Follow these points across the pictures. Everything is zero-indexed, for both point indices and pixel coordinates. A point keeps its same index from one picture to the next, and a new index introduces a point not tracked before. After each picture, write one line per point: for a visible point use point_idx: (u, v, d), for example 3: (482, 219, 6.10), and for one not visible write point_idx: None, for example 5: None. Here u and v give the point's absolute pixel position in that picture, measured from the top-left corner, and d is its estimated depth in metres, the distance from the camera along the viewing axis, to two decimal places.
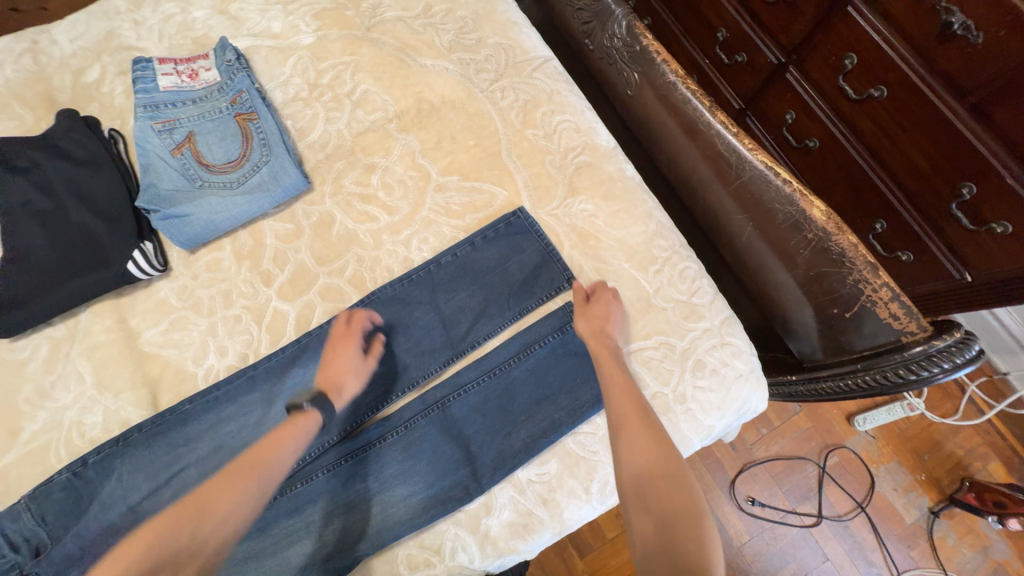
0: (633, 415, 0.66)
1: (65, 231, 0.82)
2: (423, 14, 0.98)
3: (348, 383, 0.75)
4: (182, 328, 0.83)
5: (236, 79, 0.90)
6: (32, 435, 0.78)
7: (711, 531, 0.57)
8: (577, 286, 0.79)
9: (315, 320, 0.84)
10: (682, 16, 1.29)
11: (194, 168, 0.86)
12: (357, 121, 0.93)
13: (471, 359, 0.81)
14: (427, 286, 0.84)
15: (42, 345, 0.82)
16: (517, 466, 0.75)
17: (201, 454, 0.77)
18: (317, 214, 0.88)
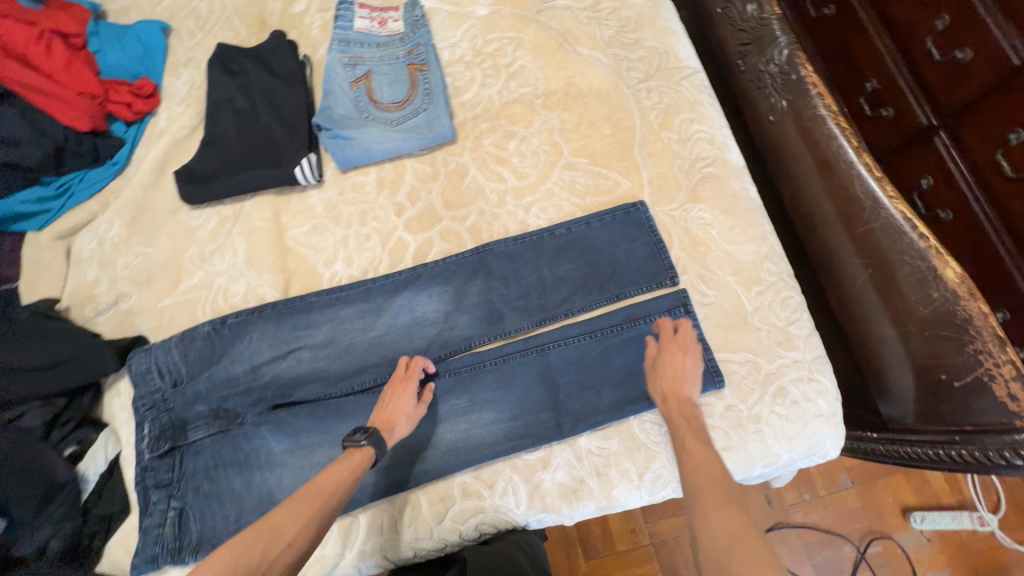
0: (709, 485, 0.58)
1: (253, 131, 0.97)
2: (591, 7, 1.04)
3: (400, 426, 0.74)
4: (320, 234, 0.96)
5: (417, 33, 1.02)
6: (188, 288, 0.93)
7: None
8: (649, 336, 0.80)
9: (430, 256, 0.93)
10: (827, 56, 1.17)
11: (365, 102, 0.98)
12: (509, 91, 1.01)
13: (560, 325, 0.86)
14: (535, 250, 0.90)
15: (212, 218, 0.96)
16: (600, 421, 0.80)
17: (316, 341, 0.87)
18: (454, 164, 0.97)
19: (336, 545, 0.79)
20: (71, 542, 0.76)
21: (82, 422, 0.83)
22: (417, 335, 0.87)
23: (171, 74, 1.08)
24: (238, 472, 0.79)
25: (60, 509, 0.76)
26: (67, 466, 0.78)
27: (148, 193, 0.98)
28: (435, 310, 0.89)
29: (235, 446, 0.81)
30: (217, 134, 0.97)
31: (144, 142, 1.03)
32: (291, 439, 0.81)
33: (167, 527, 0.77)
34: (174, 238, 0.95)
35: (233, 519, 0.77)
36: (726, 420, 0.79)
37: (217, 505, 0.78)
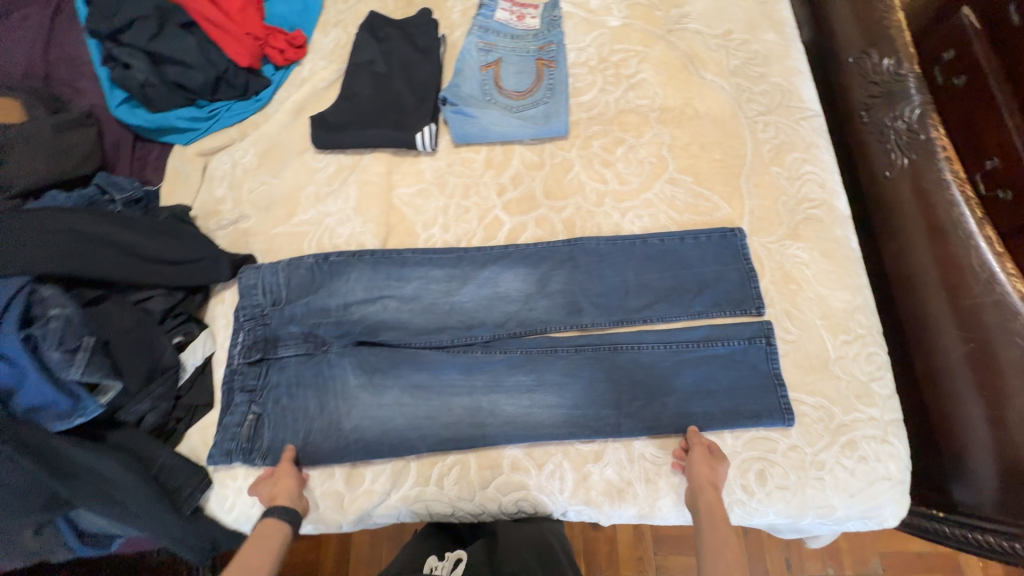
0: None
1: (385, 93, 1.06)
2: (722, 36, 1.07)
3: (285, 487, 0.79)
4: (424, 197, 1.02)
5: (551, 32, 1.08)
6: (299, 222, 1.01)
7: None
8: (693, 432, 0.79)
9: (522, 238, 0.97)
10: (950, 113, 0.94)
11: (490, 86, 1.05)
12: (626, 100, 1.04)
13: (636, 329, 0.88)
14: (626, 253, 0.92)
15: (332, 164, 1.05)
16: (659, 430, 0.81)
17: (404, 293, 0.93)
18: (561, 159, 1.02)
19: (385, 483, 0.83)
20: (159, 421, 0.84)
21: (190, 317, 0.92)
22: (496, 308, 0.91)
23: (320, 31, 1.18)
24: (315, 394, 0.86)
25: (158, 389, 0.83)
26: (172, 352, 0.85)
27: (281, 132, 1.08)
28: (518, 289, 0.92)
29: (316, 371, 0.87)
30: (353, 91, 1.06)
31: (286, 86, 1.13)
32: (367, 376, 0.87)
33: (245, 428, 0.85)
34: (296, 176, 1.04)
35: (302, 435, 0.84)
36: (787, 460, 0.78)
37: (291, 419, 0.85)
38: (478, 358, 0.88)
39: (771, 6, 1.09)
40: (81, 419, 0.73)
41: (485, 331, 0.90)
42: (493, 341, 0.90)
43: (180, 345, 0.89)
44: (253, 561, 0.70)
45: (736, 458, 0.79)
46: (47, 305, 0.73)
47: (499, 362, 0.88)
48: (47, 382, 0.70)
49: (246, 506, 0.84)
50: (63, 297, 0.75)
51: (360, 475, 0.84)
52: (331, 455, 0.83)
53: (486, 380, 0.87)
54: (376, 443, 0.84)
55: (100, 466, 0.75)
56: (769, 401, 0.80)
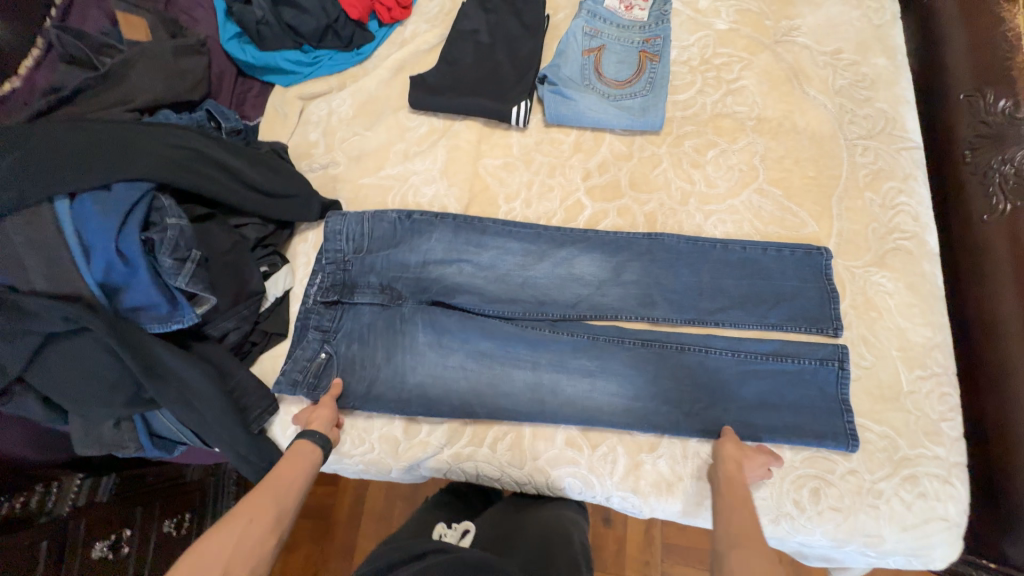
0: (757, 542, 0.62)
1: (486, 65, 1.07)
2: (831, 53, 1.05)
3: (321, 412, 0.82)
4: (509, 171, 1.03)
5: (658, 24, 1.06)
6: (386, 176, 1.04)
7: None
8: (728, 431, 0.79)
9: (602, 225, 0.98)
10: None
11: (590, 71, 1.05)
12: (723, 105, 1.04)
13: (706, 331, 0.89)
14: (705, 256, 0.92)
15: (424, 125, 1.07)
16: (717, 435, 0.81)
17: (481, 261, 0.95)
18: (650, 153, 1.02)
19: (441, 438, 0.86)
20: (239, 342, 0.89)
21: (276, 250, 0.95)
22: (569, 289, 0.92)
23: None
24: (384, 345, 0.89)
25: (243, 311, 0.87)
26: (259, 280, 0.88)
27: (378, 87, 1.11)
28: (593, 273, 0.93)
29: (390, 322, 0.90)
30: (454, 57, 1.08)
31: (388, 43, 1.16)
32: (435, 335, 0.89)
33: (314, 364, 0.88)
34: (388, 131, 1.07)
35: (366, 381, 0.87)
36: (844, 483, 0.78)
37: (359, 364, 0.88)
38: (547, 335, 0.89)
39: (886, 30, 1.06)
40: (178, 326, 0.79)
41: (555, 310, 0.91)
42: (562, 322, 0.91)
43: (266, 275, 0.93)
44: (290, 475, 0.72)
45: (791, 473, 0.80)
46: (165, 215, 0.77)
47: (565, 342, 0.89)
48: (157, 286, 0.76)
49: None
50: (178, 210, 0.78)
51: (417, 426, 0.86)
52: (389, 405, 0.85)
53: (551, 357, 0.88)
54: (434, 401, 0.86)
55: (187, 373, 0.80)
56: (834, 423, 0.80)
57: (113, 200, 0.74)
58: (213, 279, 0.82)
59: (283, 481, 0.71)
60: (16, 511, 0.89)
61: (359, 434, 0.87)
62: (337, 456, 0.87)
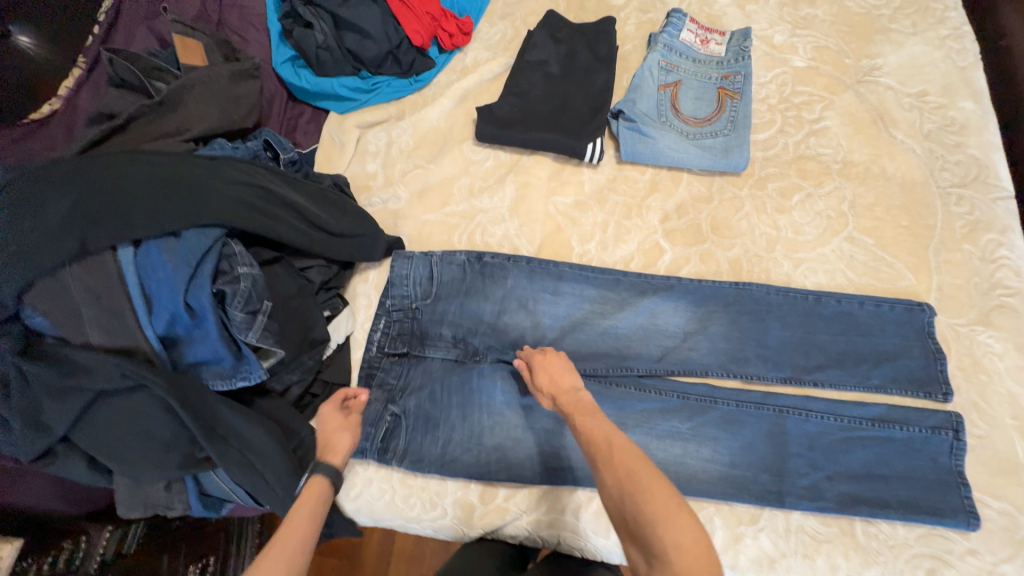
0: (602, 443, 0.59)
1: (556, 98, 1.02)
2: (917, 95, 1.01)
3: (340, 438, 0.73)
4: (582, 210, 0.98)
5: (738, 61, 1.02)
6: (452, 212, 0.98)
7: (667, 505, 0.51)
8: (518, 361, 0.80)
9: (683, 272, 0.92)
10: None
11: (666, 107, 1.01)
12: (807, 146, 0.99)
13: (803, 392, 0.83)
14: (797, 310, 0.87)
15: (491, 159, 1.02)
16: (824, 508, 0.75)
17: (559, 310, 0.90)
18: (731, 196, 0.97)
19: (520, 503, 0.79)
20: (300, 395, 0.83)
21: (338, 293, 0.89)
22: (652, 342, 0.88)
23: (486, 21, 1.16)
24: (459, 403, 0.84)
25: (307, 362, 0.80)
26: (324, 325, 0.81)
27: (440, 117, 1.06)
28: (678, 324, 0.88)
29: (464, 379, 0.85)
30: (524, 88, 1.03)
31: (448, 71, 1.11)
32: (513, 393, 0.84)
33: (383, 425, 0.82)
34: (453, 164, 1.01)
35: (440, 444, 0.81)
36: (964, 564, 0.71)
37: (429, 425, 0.83)
38: (631, 394, 0.84)
39: (971, 73, 1.02)
40: (243, 383, 0.71)
41: (639, 367, 0.86)
42: (645, 379, 0.86)
43: (329, 319, 0.86)
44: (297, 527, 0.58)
45: (907, 551, 0.73)
46: (235, 262, 0.70)
47: (652, 403, 0.84)
48: (225, 341, 0.69)
49: (368, 501, 0.81)
50: (249, 256, 0.72)
51: (494, 491, 0.79)
52: (467, 472, 0.80)
53: (637, 418, 0.83)
54: (515, 465, 0.80)
55: (251, 434, 0.73)
56: (951, 499, 0.74)
57: (181, 247, 0.67)
58: (281, 329, 0.75)
59: (291, 536, 0.57)
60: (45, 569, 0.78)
61: (430, 497, 0.80)
62: (405, 519, 0.80)
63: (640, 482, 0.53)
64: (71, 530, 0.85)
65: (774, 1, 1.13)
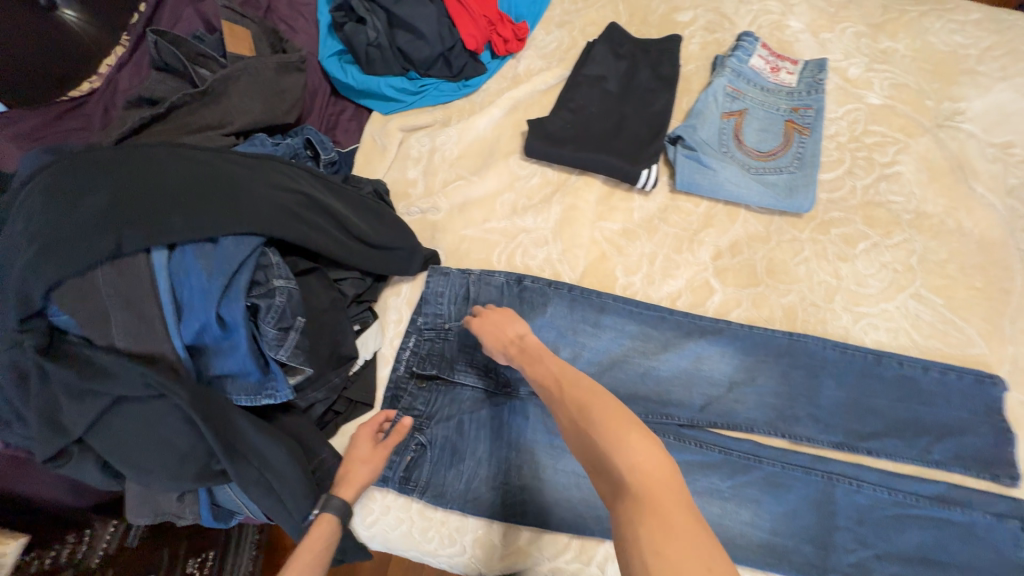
0: (553, 385, 0.62)
1: (612, 117, 0.97)
2: (1001, 146, 0.94)
3: (358, 471, 0.74)
4: (629, 238, 0.92)
5: (810, 94, 0.96)
6: (492, 229, 0.94)
7: (619, 428, 0.52)
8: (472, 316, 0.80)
9: (733, 315, 0.87)
10: None
11: (729, 136, 0.94)
12: (876, 191, 0.93)
13: (853, 459, 0.78)
14: (855, 369, 0.81)
15: (537, 176, 0.97)
16: None
17: (598, 345, 0.85)
18: (790, 237, 0.91)
19: (544, 549, 0.74)
20: (323, 412, 0.79)
21: (369, 306, 0.85)
22: (696, 389, 0.82)
23: (543, 29, 1.11)
24: (487, 436, 0.80)
25: (333, 379, 0.76)
26: (353, 341, 0.77)
27: (488, 127, 1.01)
28: (725, 373, 0.83)
29: (494, 413, 0.81)
30: (579, 104, 0.98)
31: (499, 78, 1.06)
32: (545, 431, 0.80)
33: (405, 457, 0.78)
34: (498, 179, 0.97)
35: (464, 479, 0.78)
36: None
37: (454, 458, 0.79)
38: (670, 444, 0.80)
39: None
40: (268, 401, 0.68)
41: (680, 415, 0.81)
42: (686, 429, 0.81)
43: (358, 334, 0.82)
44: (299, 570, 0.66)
45: None
46: (270, 274, 0.67)
47: (691, 456, 0.79)
48: (254, 357, 0.66)
49: (385, 529, 0.78)
50: (286, 269, 0.68)
51: (515, 532, 0.75)
52: (489, 513, 0.75)
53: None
54: (542, 509, 0.76)
55: (271, 453, 0.69)
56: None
57: (217, 255, 0.64)
58: (311, 346, 0.72)
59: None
60: (43, 568, 0.71)
61: (449, 532, 0.76)
62: (421, 551, 0.78)
63: (591, 412, 0.55)
64: (75, 521, 0.79)
65: (851, 31, 1.06)
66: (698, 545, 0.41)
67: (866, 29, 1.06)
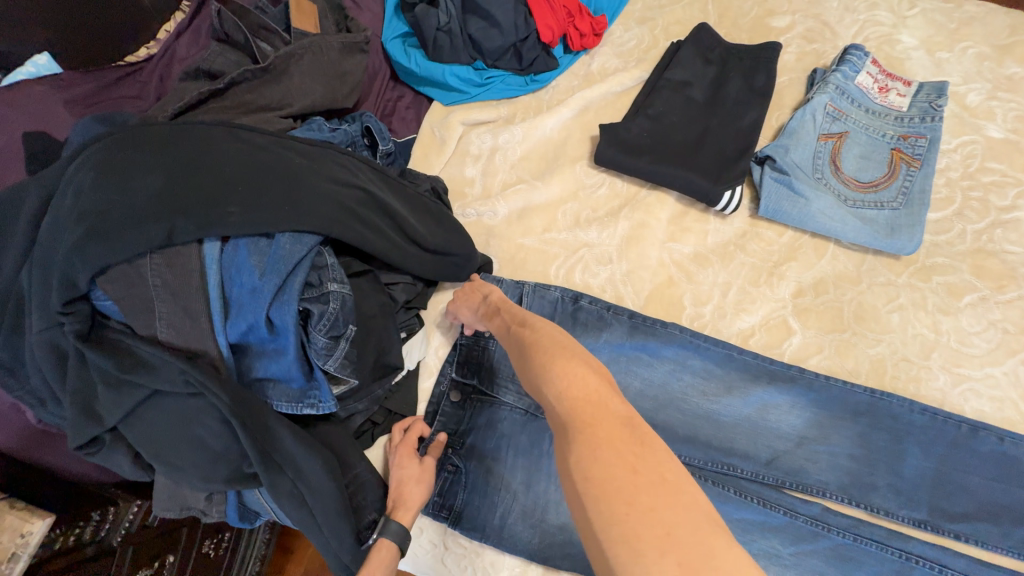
0: (507, 335, 0.64)
1: (693, 129, 0.88)
2: None
3: (412, 490, 0.70)
4: (701, 265, 0.84)
5: (924, 121, 0.85)
6: (552, 240, 0.87)
7: (548, 360, 0.53)
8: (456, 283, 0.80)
9: (811, 362, 0.78)
10: None
11: (824, 161, 0.85)
12: (990, 238, 0.82)
13: (937, 541, 0.70)
14: (948, 440, 0.71)
15: (605, 187, 0.90)
16: None
17: (654, 377, 0.78)
18: (884, 281, 0.81)
19: None
20: (362, 423, 0.75)
21: (417, 313, 0.79)
22: (761, 440, 0.75)
23: (621, 24, 1.02)
24: (526, 466, 0.74)
25: (377, 391, 0.72)
26: (399, 350, 0.72)
27: (555, 128, 0.94)
28: (794, 425, 0.75)
29: (535, 440, 0.75)
30: (658, 110, 0.90)
31: (571, 75, 0.98)
32: None
33: (440, 480, 0.75)
34: (562, 185, 0.90)
35: (499, 510, 0.72)
36: None
37: (491, 484, 0.73)
38: (730, 498, 0.73)
39: None
40: (310, 411, 0.64)
41: (743, 467, 0.75)
42: (748, 483, 0.74)
43: (404, 341, 0.77)
44: None
45: None
46: (325, 276, 0.62)
47: (751, 514, 0.72)
48: (300, 364, 0.61)
49: (419, 552, 0.74)
50: (340, 271, 0.64)
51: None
52: (525, 549, 0.70)
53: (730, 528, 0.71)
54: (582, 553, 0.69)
55: (307, 465, 0.64)
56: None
57: (272, 253, 0.59)
58: (358, 355, 0.67)
59: None
60: (67, 546, 0.62)
61: (482, 565, 0.71)
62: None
63: (531, 354, 0.56)
64: (99, 498, 0.69)
65: (973, 52, 0.94)
66: (621, 451, 0.42)
67: (990, 50, 0.94)
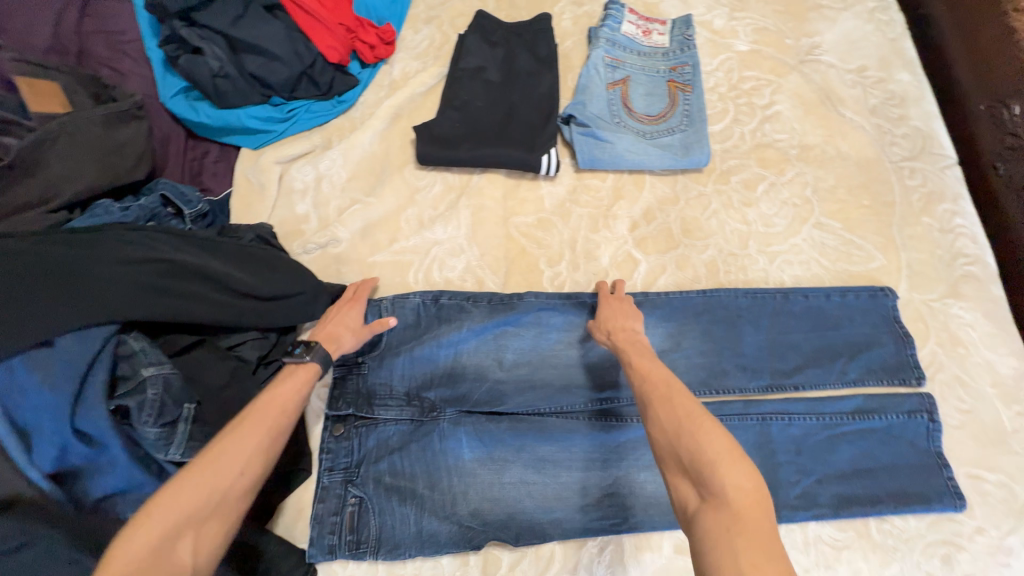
0: (662, 388, 0.56)
1: (499, 108, 0.93)
2: (857, 71, 1.01)
3: (346, 339, 0.71)
4: (545, 229, 0.90)
5: (683, 51, 0.98)
6: (401, 250, 0.87)
7: (724, 455, 0.48)
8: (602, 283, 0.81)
9: (659, 283, 0.87)
10: None
11: (618, 106, 0.94)
12: (763, 133, 0.96)
13: (787, 397, 0.80)
14: (766, 312, 0.83)
15: (438, 184, 0.91)
16: (819, 516, 0.73)
17: (523, 344, 0.80)
18: (696, 194, 0.92)
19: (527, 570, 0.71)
20: None
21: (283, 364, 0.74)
22: None
23: (410, 27, 1.04)
24: (422, 473, 0.73)
25: None
26: None
27: (374, 141, 0.94)
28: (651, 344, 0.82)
29: (426, 443, 0.75)
30: (463, 100, 0.94)
31: (375, 87, 0.99)
32: (484, 451, 0.75)
33: (344, 517, 0.71)
34: (396, 195, 0.91)
35: (413, 522, 0.71)
36: (975, 545, 0.72)
37: (395, 500, 0.71)
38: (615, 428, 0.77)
39: (902, 43, 1.03)
40: None
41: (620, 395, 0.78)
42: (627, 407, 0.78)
43: None
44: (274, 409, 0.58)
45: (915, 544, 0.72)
46: (137, 364, 0.60)
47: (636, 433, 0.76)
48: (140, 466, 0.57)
49: None
50: (155, 353, 0.62)
51: (496, 560, 0.71)
52: (445, 547, 0.70)
53: (622, 451, 0.76)
54: (498, 532, 0.71)
55: None
56: (935, 482, 0.74)
57: (59, 359, 0.55)
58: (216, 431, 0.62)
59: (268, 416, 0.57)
60: None
61: None
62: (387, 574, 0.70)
63: (699, 426, 0.51)
64: None
65: None
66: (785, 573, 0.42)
67: None
